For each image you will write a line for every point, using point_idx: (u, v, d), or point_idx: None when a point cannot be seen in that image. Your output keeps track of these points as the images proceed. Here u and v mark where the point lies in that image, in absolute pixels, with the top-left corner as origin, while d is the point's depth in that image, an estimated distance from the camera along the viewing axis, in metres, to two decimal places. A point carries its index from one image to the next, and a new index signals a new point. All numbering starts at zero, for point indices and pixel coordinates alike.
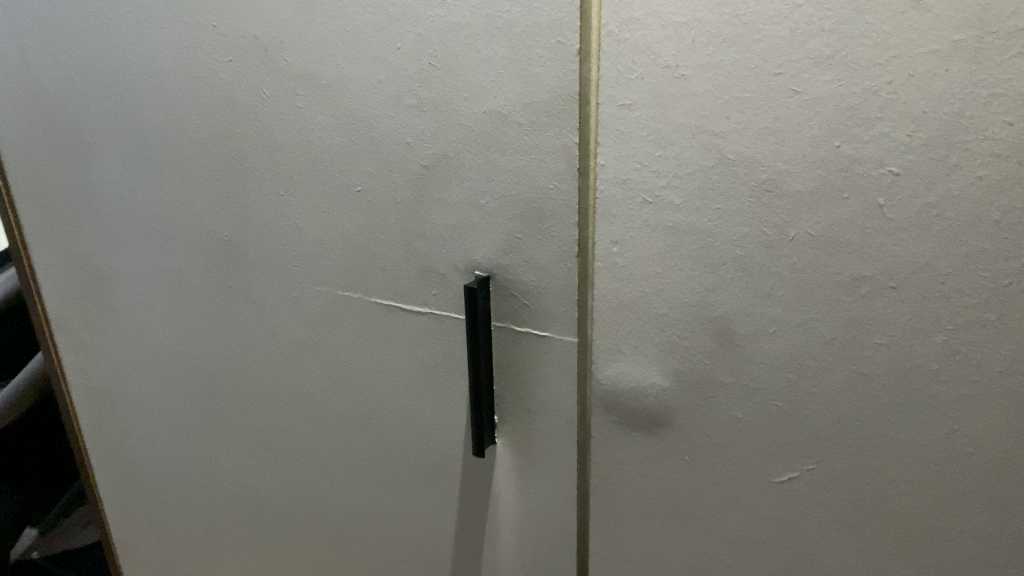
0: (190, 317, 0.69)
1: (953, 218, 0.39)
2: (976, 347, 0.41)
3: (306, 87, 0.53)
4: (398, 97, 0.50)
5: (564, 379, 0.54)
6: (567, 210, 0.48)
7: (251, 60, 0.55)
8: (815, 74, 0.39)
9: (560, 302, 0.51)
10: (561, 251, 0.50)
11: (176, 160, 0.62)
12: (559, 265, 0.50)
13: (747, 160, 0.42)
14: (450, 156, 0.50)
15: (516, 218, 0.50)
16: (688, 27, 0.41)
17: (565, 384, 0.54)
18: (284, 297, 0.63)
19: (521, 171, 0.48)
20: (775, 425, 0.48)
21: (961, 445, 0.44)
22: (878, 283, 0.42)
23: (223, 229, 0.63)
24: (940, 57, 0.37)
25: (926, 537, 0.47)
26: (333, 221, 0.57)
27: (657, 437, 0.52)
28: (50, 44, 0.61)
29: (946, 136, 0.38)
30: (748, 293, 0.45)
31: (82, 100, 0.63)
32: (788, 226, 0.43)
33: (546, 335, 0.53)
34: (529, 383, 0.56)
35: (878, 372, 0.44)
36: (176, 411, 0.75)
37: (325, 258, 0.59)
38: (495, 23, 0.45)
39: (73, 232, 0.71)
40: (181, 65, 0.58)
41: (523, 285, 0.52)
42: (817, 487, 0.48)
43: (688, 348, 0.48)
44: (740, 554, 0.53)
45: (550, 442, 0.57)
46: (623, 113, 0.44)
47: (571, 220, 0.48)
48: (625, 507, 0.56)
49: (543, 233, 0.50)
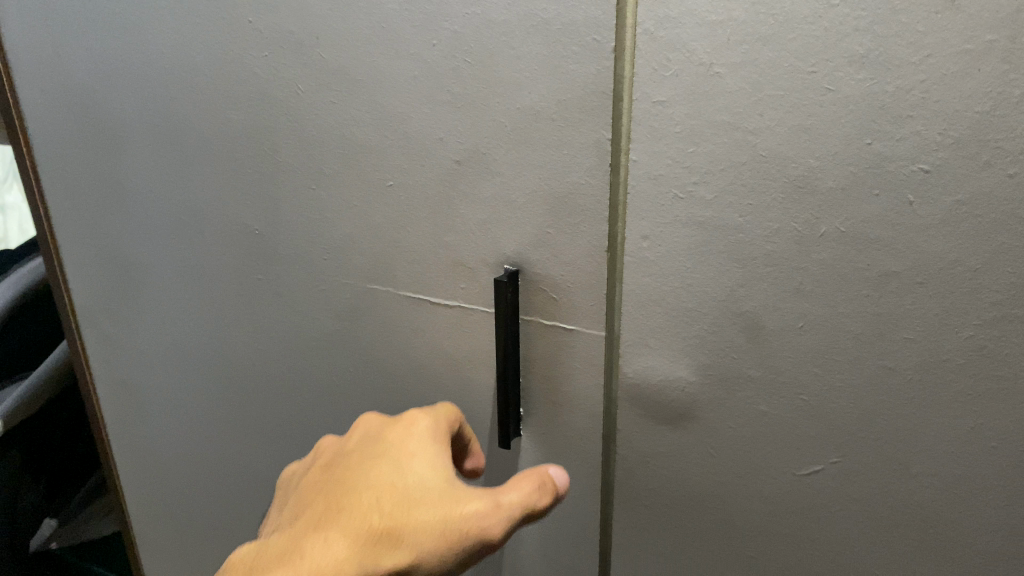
0: (215, 308, 0.70)
1: (983, 215, 0.40)
2: (1003, 342, 0.42)
3: (341, 83, 0.54)
4: (432, 93, 0.51)
5: (590, 372, 0.55)
6: (598, 205, 0.49)
7: (285, 55, 0.56)
8: (848, 72, 0.40)
9: (588, 297, 0.52)
10: (590, 246, 0.50)
11: (207, 154, 0.63)
12: (588, 261, 0.51)
13: (780, 157, 0.43)
14: (482, 153, 0.51)
15: (547, 213, 0.51)
16: (723, 26, 0.42)
17: (591, 377, 0.55)
18: (313, 290, 0.64)
19: (553, 166, 0.49)
20: (800, 419, 0.49)
21: (986, 439, 0.44)
22: (906, 279, 0.43)
23: (253, 222, 0.64)
24: (973, 57, 0.38)
25: (949, 532, 0.47)
26: (364, 215, 0.58)
27: (682, 430, 0.53)
28: (85, 38, 0.63)
29: (978, 134, 0.39)
30: (777, 288, 0.46)
31: (116, 93, 0.64)
32: (818, 222, 0.44)
33: (574, 328, 0.54)
34: (555, 376, 0.56)
35: (904, 367, 0.45)
36: (200, 402, 0.76)
37: (355, 252, 0.60)
38: (531, 20, 0.46)
39: (103, 224, 0.72)
40: (216, 60, 0.59)
41: (551, 280, 0.53)
42: (842, 480, 0.49)
43: (715, 342, 0.49)
44: (762, 546, 0.53)
45: (576, 435, 0.57)
46: (656, 109, 0.45)
47: (602, 215, 0.49)
48: (649, 500, 0.56)
49: (573, 229, 0.50)
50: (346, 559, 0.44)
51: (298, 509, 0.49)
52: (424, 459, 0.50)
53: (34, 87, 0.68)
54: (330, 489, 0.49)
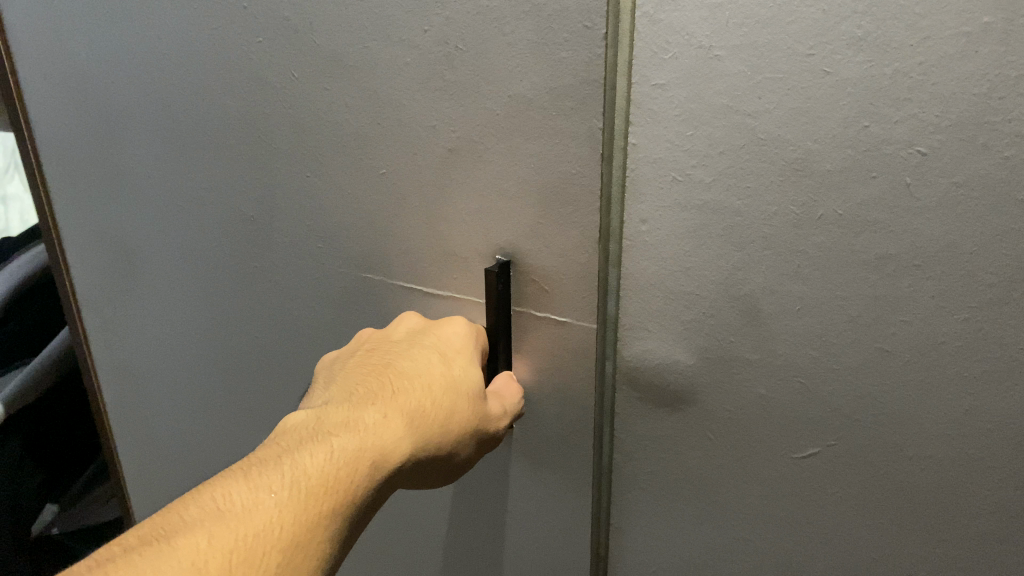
0: (212, 295, 0.71)
1: (979, 197, 0.40)
2: (999, 324, 0.42)
3: (335, 70, 0.54)
4: (425, 80, 0.51)
5: (582, 366, 0.54)
6: (589, 196, 0.48)
7: (281, 40, 0.56)
8: (847, 55, 0.40)
9: (579, 289, 0.51)
10: (582, 238, 0.49)
11: (204, 140, 0.63)
12: (579, 253, 0.50)
13: (778, 140, 0.43)
14: (475, 140, 0.51)
15: (538, 204, 0.50)
16: (722, 8, 0.42)
17: (581, 371, 0.54)
18: (308, 278, 0.64)
19: (545, 156, 0.49)
20: (797, 402, 0.49)
21: (982, 420, 0.45)
22: (902, 262, 0.43)
23: (249, 209, 0.64)
24: (971, 39, 0.38)
25: (944, 514, 0.47)
26: (358, 203, 0.59)
27: (680, 413, 0.54)
28: (84, 23, 0.63)
29: (975, 117, 0.39)
30: (775, 271, 0.46)
31: (116, 78, 0.65)
32: (816, 205, 0.44)
33: (565, 320, 0.53)
34: (546, 369, 0.56)
35: (900, 350, 0.45)
36: (197, 387, 0.77)
37: (349, 239, 0.60)
38: (522, 7, 0.45)
39: (103, 209, 0.72)
40: (213, 46, 0.59)
41: (542, 271, 0.53)
42: (838, 462, 0.49)
43: (714, 325, 0.50)
44: (759, 528, 0.54)
45: (566, 429, 0.57)
46: (656, 92, 0.46)
47: (593, 206, 0.48)
48: (647, 482, 0.57)
49: (565, 220, 0.50)
50: (403, 436, 0.46)
51: (343, 386, 0.50)
52: (466, 355, 0.53)
53: (35, 73, 0.68)
54: (373, 372, 0.51)
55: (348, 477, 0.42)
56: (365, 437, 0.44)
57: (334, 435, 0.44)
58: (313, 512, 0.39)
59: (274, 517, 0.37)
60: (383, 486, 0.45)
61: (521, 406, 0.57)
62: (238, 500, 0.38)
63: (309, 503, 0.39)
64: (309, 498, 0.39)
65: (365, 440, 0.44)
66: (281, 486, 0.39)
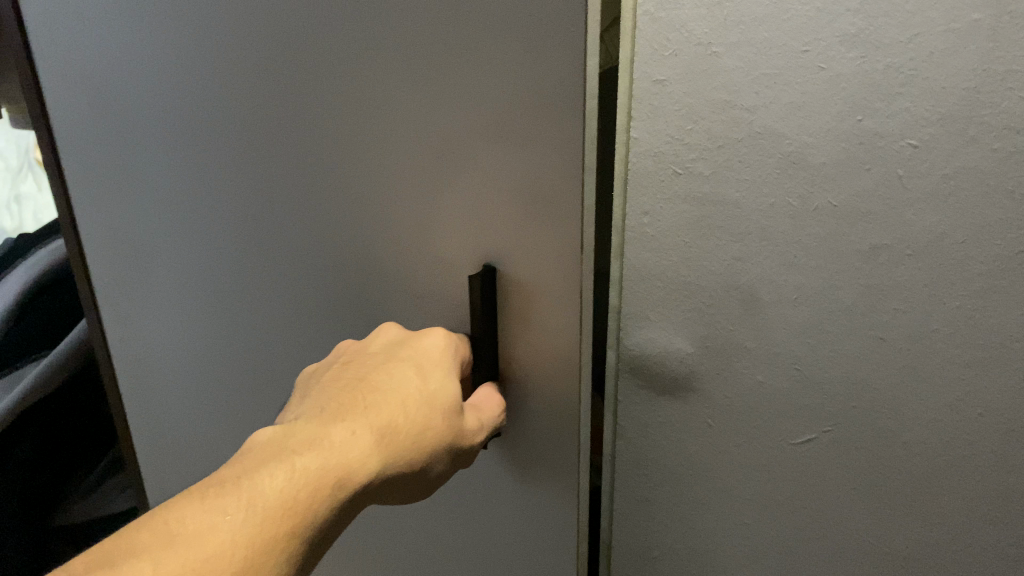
0: (189, 305, 0.68)
1: (969, 188, 0.42)
2: (989, 311, 0.44)
3: (299, 60, 0.50)
4: (394, 66, 0.46)
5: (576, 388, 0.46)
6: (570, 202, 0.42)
7: (243, 34, 0.52)
8: (840, 51, 0.42)
9: (563, 306, 0.45)
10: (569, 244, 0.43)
11: (174, 144, 0.61)
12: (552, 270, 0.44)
13: (775, 133, 0.45)
14: (451, 132, 0.45)
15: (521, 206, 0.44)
16: (721, 6, 0.44)
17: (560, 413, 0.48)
18: (276, 283, 0.59)
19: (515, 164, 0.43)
20: (793, 388, 0.51)
21: (973, 405, 0.46)
22: (896, 252, 0.44)
23: (219, 211, 0.60)
24: (960, 35, 0.39)
25: (938, 497, 0.49)
26: (326, 202, 0.53)
27: (681, 400, 0.55)
28: (64, 30, 0.62)
29: (964, 111, 0.40)
30: (773, 262, 0.48)
31: (91, 84, 0.63)
32: (812, 197, 0.45)
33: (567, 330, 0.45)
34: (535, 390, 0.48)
35: (894, 337, 0.46)
36: (180, 398, 0.74)
37: (319, 242, 0.55)
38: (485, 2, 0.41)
39: (81, 217, 0.71)
40: (178, 49, 0.56)
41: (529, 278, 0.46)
42: (835, 448, 0.51)
43: (714, 315, 0.51)
44: (759, 513, 0.55)
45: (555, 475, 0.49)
46: (656, 87, 0.47)
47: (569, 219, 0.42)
48: (649, 469, 0.59)
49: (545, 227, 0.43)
50: (373, 455, 0.38)
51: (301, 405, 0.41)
52: (445, 366, 0.44)
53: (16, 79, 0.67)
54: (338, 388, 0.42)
55: (306, 501, 0.34)
56: (332, 454, 0.36)
57: (297, 453, 0.36)
58: (272, 539, 0.32)
59: (229, 540, 0.31)
60: (346, 513, 0.37)
61: (500, 421, 0.47)
62: (187, 523, 0.31)
63: (267, 526, 0.32)
64: (261, 527, 0.32)
65: (332, 457, 0.36)
66: (237, 507, 0.32)
